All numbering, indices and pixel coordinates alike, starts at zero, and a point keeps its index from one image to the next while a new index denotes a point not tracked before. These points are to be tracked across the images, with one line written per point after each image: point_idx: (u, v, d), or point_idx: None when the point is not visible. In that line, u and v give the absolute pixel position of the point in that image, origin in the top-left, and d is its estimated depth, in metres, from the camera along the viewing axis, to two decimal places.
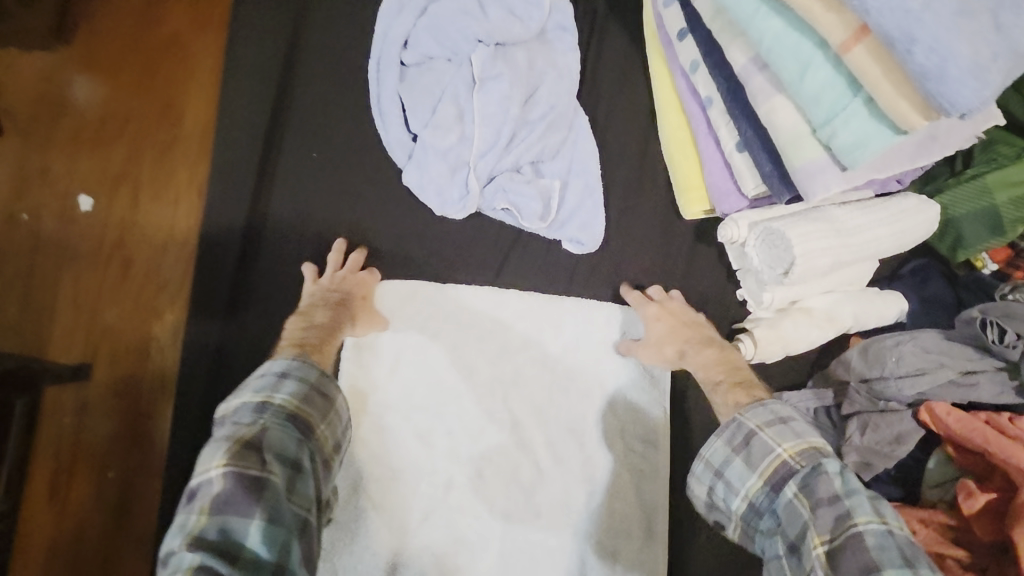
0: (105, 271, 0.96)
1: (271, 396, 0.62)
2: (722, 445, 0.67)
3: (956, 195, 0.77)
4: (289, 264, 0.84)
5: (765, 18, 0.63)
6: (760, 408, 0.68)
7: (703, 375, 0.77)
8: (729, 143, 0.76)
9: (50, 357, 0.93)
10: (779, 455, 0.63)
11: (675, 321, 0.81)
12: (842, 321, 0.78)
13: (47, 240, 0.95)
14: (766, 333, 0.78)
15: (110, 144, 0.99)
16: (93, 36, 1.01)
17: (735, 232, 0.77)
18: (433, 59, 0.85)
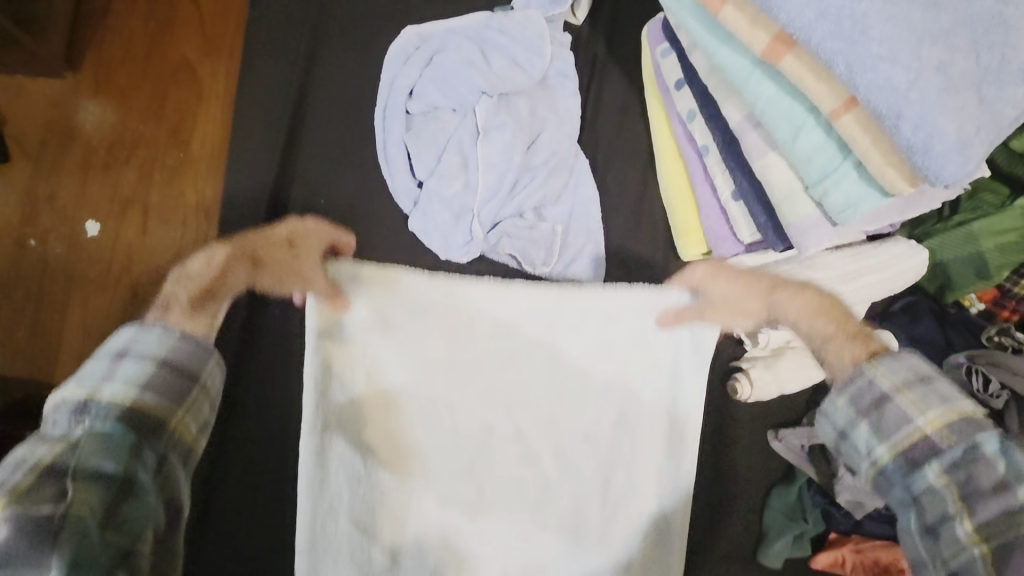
0: (115, 292, 1.09)
1: (94, 394, 0.52)
2: (846, 405, 0.61)
3: (944, 240, 0.80)
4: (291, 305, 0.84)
5: (759, 82, 0.66)
6: (895, 362, 0.60)
7: (804, 329, 0.66)
8: (724, 192, 0.79)
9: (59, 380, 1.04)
10: (922, 427, 0.57)
11: (740, 276, 0.68)
12: None
13: (55, 260, 1.09)
14: (761, 373, 0.81)
15: (119, 169, 1.13)
16: (102, 63, 1.16)
17: None
18: (438, 108, 0.88)
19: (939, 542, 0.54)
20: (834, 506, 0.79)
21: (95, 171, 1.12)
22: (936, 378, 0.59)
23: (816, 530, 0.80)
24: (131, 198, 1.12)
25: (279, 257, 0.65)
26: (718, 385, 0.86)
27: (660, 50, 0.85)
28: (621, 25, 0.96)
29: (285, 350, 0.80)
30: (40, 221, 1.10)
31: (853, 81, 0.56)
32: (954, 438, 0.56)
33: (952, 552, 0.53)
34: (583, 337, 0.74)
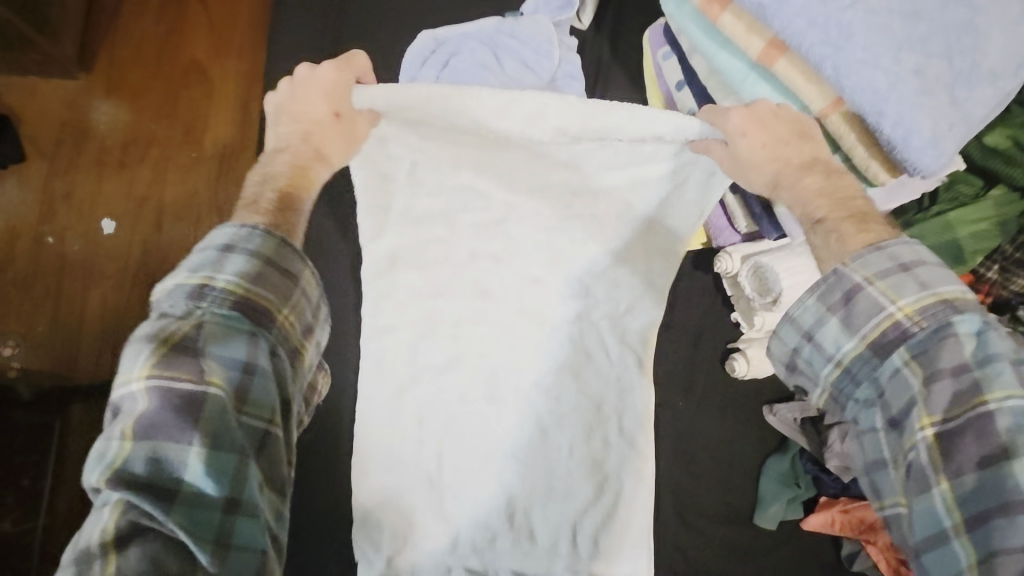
0: (130, 286, 1.22)
1: (211, 279, 0.55)
2: (814, 303, 0.61)
3: (924, 229, 0.86)
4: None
5: (755, 83, 0.73)
6: (876, 253, 0.59)
7: (800, 210, 0.65)
8: None
9: (81, 372, 1.19)
10: (892, 314, 0.57)
11: (766, 129, 0.66)
12: None
13: (74, 259, 1.22)
14: (758, 352, 0.87)
15: (133, 168, 1.25)
16: (113, 64, 1.27)
17: (729, 263, 0.86)
18: None
19: (901, 435, 0.56)
20: (824, 473, 0.86)
21: (109, 170, 1.24)
22: (915, 258, 0.59)
23: (807, 495, 0.87)
24: (144, 195, 1.24)
25: (335, 132, 0.69)
26: (718, 364, 0.92)
27: (661, 53, 0.91)
28: (625, 30, 1.02)
29: None
30: (58, 218, 1.23)
31: (840, 82, 0.62)
32: (925, 325, 0.56)
33: (909, 443, 0.55)
34: (607, 151, 0.74)
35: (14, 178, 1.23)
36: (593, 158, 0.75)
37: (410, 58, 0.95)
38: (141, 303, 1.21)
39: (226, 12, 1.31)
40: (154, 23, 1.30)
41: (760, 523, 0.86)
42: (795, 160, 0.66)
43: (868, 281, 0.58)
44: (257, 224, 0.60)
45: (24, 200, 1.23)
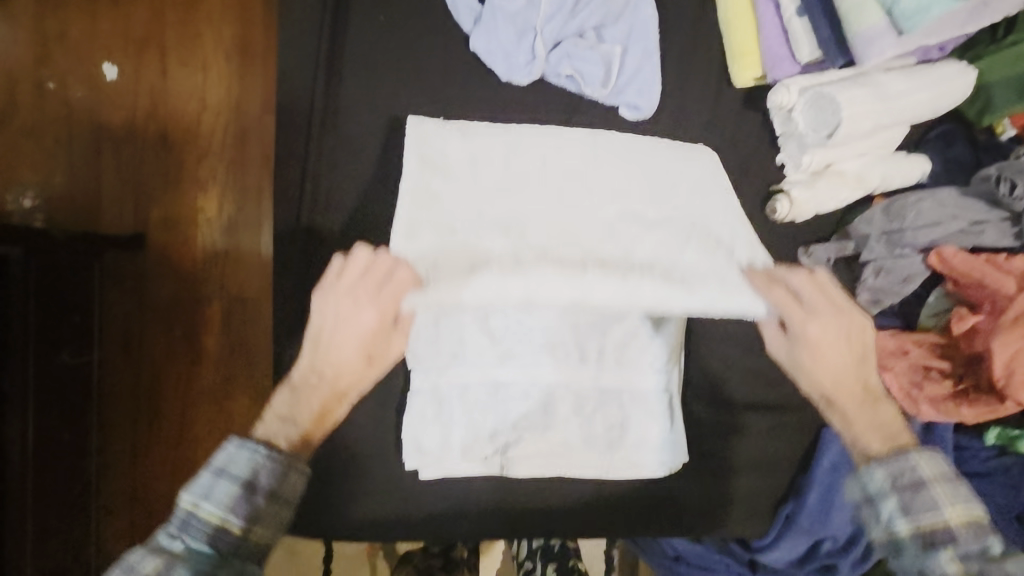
0: (146, 137, 1.19)
1: (196, 505, 0.61)
2: (882, 478, 0.68)
3: (993, 62, 0.82)
4: (356, 129, 0.86)
5: None
6: (919, 454, 0.68)
7: (854, 438, 0.72)
8: (790, 8, 0.82)
9: (105, 227, 1.19)
10: (947, 519, 0.64)
11: (834, 355, 0.74)
12: (870, 182, 0.87)
13: (80, 105, 1.17)
14: (802, 193, 0.86)
15: (129, 8, 1.17)
16: None
17: (785, 97, 0.83)
18: None
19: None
20: None
21: (101, 10, 1.16)
22: (950, 485, 0.66)
23: None
24: (142, 38, 1.18)
25: (368, 377, 0.72)
26: (759, 207, 0.92)
27: None
28: None
29: (355, 166, 0.86)
30: (57, 61, 1.16)
31: None
32: (965, 532, 0.63)
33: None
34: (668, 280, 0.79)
35: None
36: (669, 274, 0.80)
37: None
38: (156, 155, 1.20)
39: None
40: None
41: None
42: (852, 384, 0.74)
43: (934, 481, 0.65)
44: (261, 447, 0.64)
45: (15, 40, 1.15)
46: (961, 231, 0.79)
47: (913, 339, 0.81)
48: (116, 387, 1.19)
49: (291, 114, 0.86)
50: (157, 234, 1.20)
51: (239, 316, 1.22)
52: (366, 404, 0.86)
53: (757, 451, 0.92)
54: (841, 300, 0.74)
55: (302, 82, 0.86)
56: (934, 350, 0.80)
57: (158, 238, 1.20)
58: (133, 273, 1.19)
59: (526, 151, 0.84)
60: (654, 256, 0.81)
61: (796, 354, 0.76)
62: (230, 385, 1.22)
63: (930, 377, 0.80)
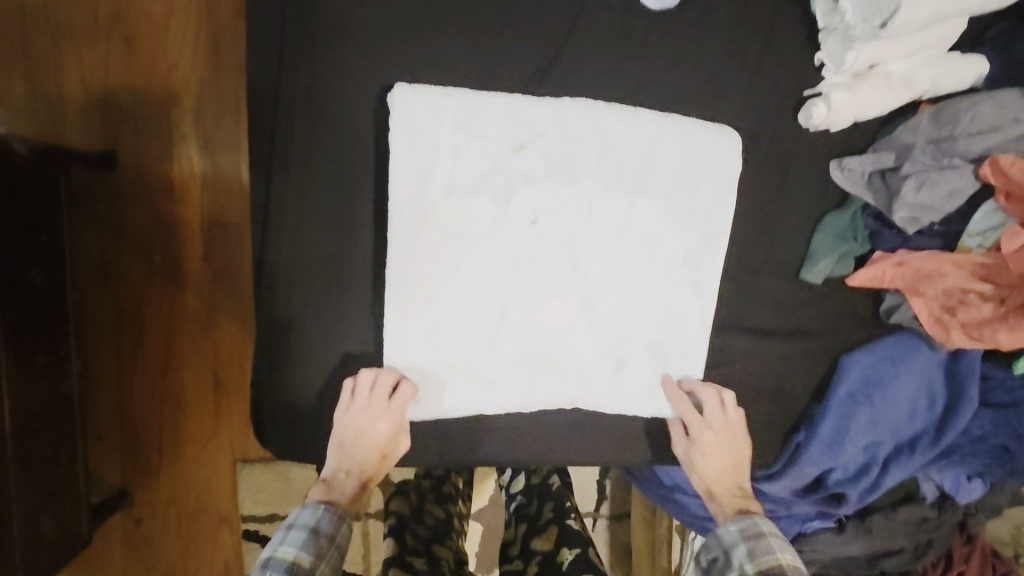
0: (108, 41, 1.07)
1: (273, 551, 0.72)
2: (733, 530, 0.78)
3: None
4: (337, 13, 0.74)
5: None
6: (748, 520, 0.79)
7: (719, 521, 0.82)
8: None
9: (68, 141, 1.08)
10: (778, 559, 0.74)
11: (720, 466, 0.83)
12: (920, 85, 0.78)
13: (31, 1, 1.03)
14: (843, 96, 0.77)
15: None
16: None
17: None
18: None
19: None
20: (886, 227, 0.80)
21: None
22: (782, 539, 0.77)
23: (862, 250, 0.82)
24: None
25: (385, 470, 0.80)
26: (791, 115, 0.83)
27: None
28: None
29: (335, 60, 0.75)
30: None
31: None
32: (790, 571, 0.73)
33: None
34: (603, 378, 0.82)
35: None
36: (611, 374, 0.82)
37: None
38: (122, 61, 1.07)
39: None
40: None
41: (803, 277, 0.84)
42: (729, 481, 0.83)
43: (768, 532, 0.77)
44: (319, 504, 0.77)
45: None
46: (1018, 136, 0.72)
47: (953, 260, 0.75)
48: (96, 316, 1.12)
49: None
50: (130, 151, 1.10)
51: (223, 241, 1.13)
52: (355, 328, 0.80)
53: (772, 380, 0.86)
54: (730, 438, 0.82)
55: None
56: (975, 272, 0.74)
57: (131, 155, 1.10)
58: (104, 193, 1.10)
59: (524, 142, 0.75)
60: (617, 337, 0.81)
61: (694, 455, 0.83)
62: (215, 315, 1.15)
63: (967, 300, 0.75)
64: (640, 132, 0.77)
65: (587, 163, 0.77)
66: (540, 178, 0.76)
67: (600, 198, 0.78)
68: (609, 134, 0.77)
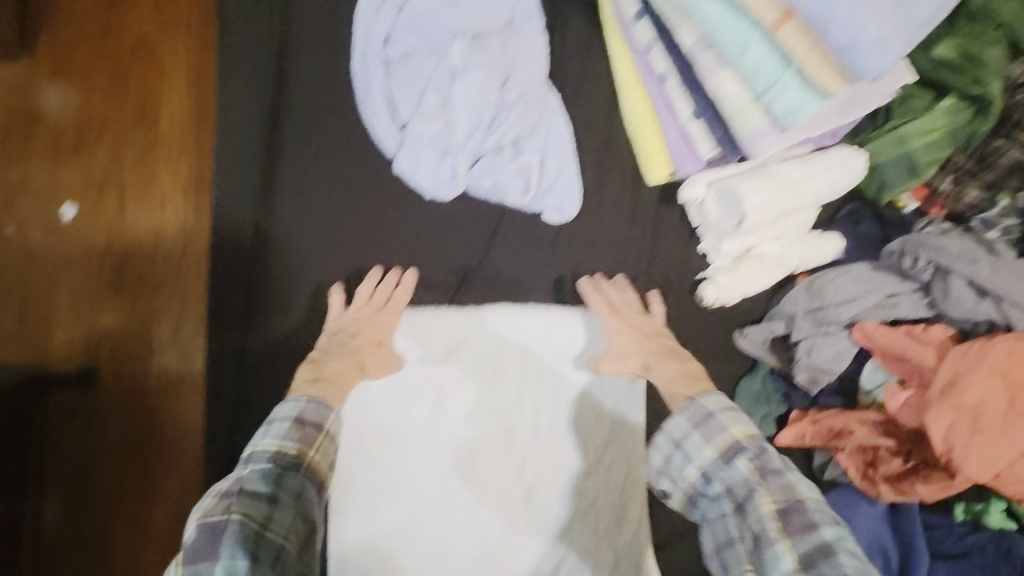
0: (99, 274, 1.20)
1: (256, 445, 0.72)
2: (683, 420, 0.78)
3: (880, 145, 0.89)
4: (296, 255, 0.92)
5: (708, 4, 0.74)
6: (693, 402, 0.80)
7: (667, 388, 0.85)
8: (685, 112, 0.88)
9: (55, 366, 1.17)
10: (733, 435, 0.74)
11: (636, 335, 0.89)
12: (790, 263, 0.90)
13: (39, 247, 1.20)
14: (726, 279, 0.90)
15: (92, 148, 1.22)
16: (54, 40, 1.22)
17: (695, 191, 0.89)
18: (414, 53, 0.92)
19: (744, 516, 0.66)
20: (794, 388, 0.87)
21: (65, 154, 1.21)
22: (730, 415, 0.77)
23: (779, 411, 0.89)
24: (100, 180, 1.21)
25: (377, 360, 0.86)
26: (688, 296, 0.96)
27: None
28: None
29: (292, 293, 0.92)
30: (17, 208, 1.20)
31: None
32: (749, 443, 0.73)
33: (753, 518, 0.65)
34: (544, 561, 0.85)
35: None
36: (554, 556, 0.85)
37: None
38: (111, 290, 1.20)
39: None
40: None
41: None
42: (650, 348, 0.88)
43: (717, 409, 0.77)
44: (305, 396, 0.80)
45: None
46: (876, 306, 0.80)
47: (856, 417, 0.80)
48: (59, 540, 1.12)
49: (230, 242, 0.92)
50: (111, 369, 1.17)
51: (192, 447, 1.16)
52: None
53: None
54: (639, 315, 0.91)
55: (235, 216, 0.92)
56: (878, 428, 0.79)
57: (111, 373, 1.17)
58: (79, 413, 1.15)
59: (449, 357, 0.89)
60: (562, 511, 0.86)
61: (610, 345, 0.89)
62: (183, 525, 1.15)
63: (879, 456, 0.79)
64: (549, 329, 0.91)
65: (508, 362, 0.90)
66: (466, 381, 0.89)
67: (523, 389, 0.89)
68: (523, 334, 0.91)
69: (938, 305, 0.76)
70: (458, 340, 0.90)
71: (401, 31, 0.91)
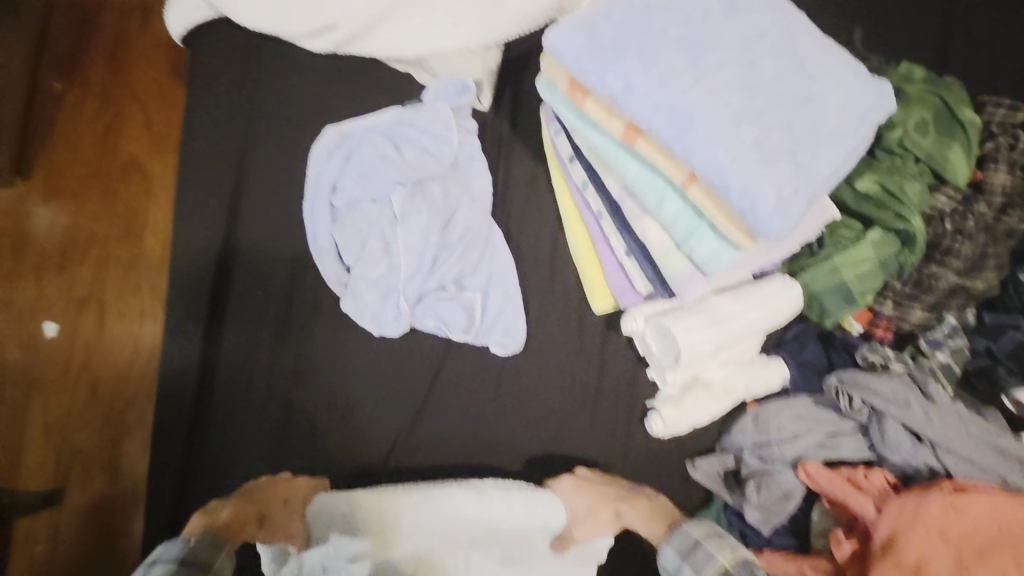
0: (75, 387, 1.31)
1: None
2: (673, 554, 0.80)
3: (814, 274, 0.89)
4: (240, 392, 0.93)
5: (625, 160, 0.77)
6: (678, 533, 0.81)
7: (644, 528, 0.85)
8: (620, 250, 0.89)
9: (21, 485, 1.26)
10: (722, 562, 0.76)
11: (595, 492, 0.87)
12: (737, 392, 0.89)
13: (14, 366, 1.31)
14: (672, 411, 0.88)
15: (75, 268, 1.36)
16: (49, 169, 1.40)
17: (635, 325, 0.88)
18: (359, 200, 0.97)
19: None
20: (749, 526, 0.84)
21: (48, 276, 1.35)
22: (717, 538, 0.80)
23: None
24: (86, 299, 1.35)
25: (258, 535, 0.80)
26: (639, 423, 0.95)
27: (552, 128, 0.97)
28: (524, 106, 1.09)
29: (233, 433, 0.92)
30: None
31: (689, 158, 0.68)
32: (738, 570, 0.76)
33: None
34: None
35: None
36: None
37: (328, 139, 0.99)
38: (86, 404, 1.31)
39: (159, 110, 1.45)
40: (91, 126, 1.42)
41: None
42: (608, 502, 0.87)
43: (702, 536, 0.79)
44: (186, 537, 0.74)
45: None
46: (817, 445, 0.80)
47: (809, 563, 0.77)
48: None
49: (172, 386, 0.92)
50: (76, 487, 1.28)
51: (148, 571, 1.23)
52: None
53: None
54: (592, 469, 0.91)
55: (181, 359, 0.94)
56: None
57: (73, 496, 1.27)
58: (42, 536, 1.24)
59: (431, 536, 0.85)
60: None
61: (574, 514, 0.87)
62: None
63: None
64: (523, 505, 0.87)
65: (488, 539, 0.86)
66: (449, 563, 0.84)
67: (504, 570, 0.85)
68: (499, 513, 0.86)
69: (876, 446, 0.78)
70: (442, 514, 0.85)
71: (348, 179, 0.96)
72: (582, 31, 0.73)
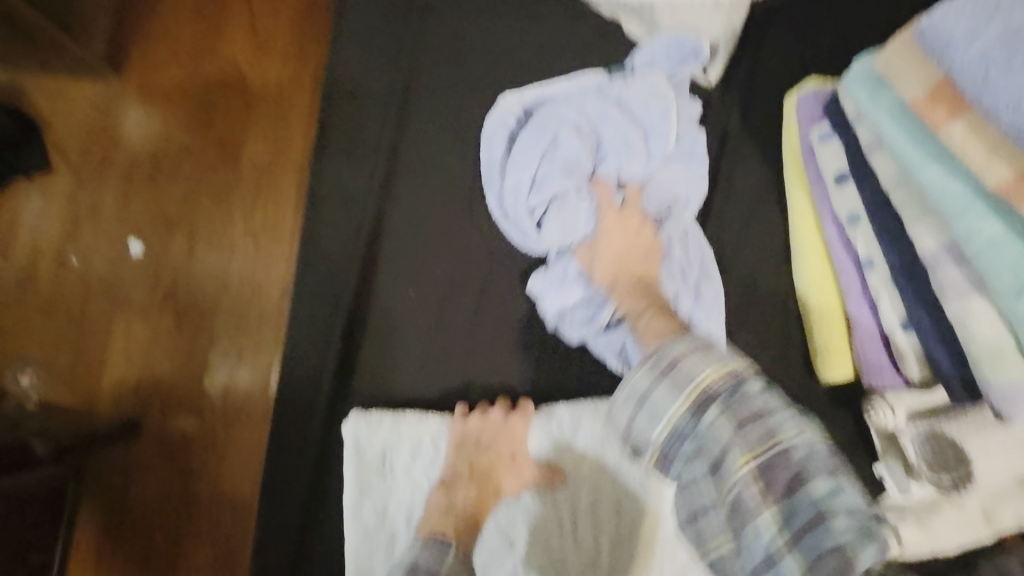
0: (161, 317, 1.15)
1: None
2: (645, 374, 0.59)
3: None
4: (378, 394, 0.79)
5: (980, 218, 0.54)
6: (658, 354, 0.60)
7: (625, 306, 0.71)
8: (892, 318, 0.67)
9: (100, 410, 1.13)
10: (702, 380, 0.56)
11: (626, 238, 0.74)
12: (1004, 524, 0.65)
13: (98, 281, 1.16)
14: (914, 534, 0.66)
15: (169, 178, 1.18)
16: (143, 65, 1.20)
17: (889, 420, 0.66)
18: (566, 194, 0.76)
19: (722, 480, 0.55)
20: None
21: (139, 184, 1.18)
22: (696, 350, 0.59)
23: None
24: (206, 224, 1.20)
25: (505, 481, 0.74)
26: None
27: (816, 132, 0.72)
28: (760, 87, 0.82)
29: None
30: (82, 238, 1.17)
31: None
32: (722, 387, 0.56)
33: (731, 484, 0.54)
34: None
35: (37, 191, 1.17)
36: None
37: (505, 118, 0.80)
38: (168, 336, 1.14)
39: (270, 7, 1.22)
40: (192, 17, 1.21)
41: None
42: (632, 262, 0.73)
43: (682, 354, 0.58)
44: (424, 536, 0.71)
45: (48, 214, 1.17)
46: None
47: None
48: None
49: (304, 371, 0.81)
50: (155, 421, 1.12)
51: (232, 533, 1.09)
52: None
53: None
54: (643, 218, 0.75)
55: (315, 345, 0.81)
56: None
57: (154, 428, 1.12)
58: (118, 468, 1.11)
59: (565, 446, 0.76)
60: None
61: (599, 242, 0.74)
62: None
63: None
64: None
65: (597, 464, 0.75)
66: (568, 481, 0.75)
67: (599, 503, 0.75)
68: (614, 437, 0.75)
69: None
70: (567, 418, 0.76)
71: (542, 164, 0.77)
72: (996, 17, 0.49)
